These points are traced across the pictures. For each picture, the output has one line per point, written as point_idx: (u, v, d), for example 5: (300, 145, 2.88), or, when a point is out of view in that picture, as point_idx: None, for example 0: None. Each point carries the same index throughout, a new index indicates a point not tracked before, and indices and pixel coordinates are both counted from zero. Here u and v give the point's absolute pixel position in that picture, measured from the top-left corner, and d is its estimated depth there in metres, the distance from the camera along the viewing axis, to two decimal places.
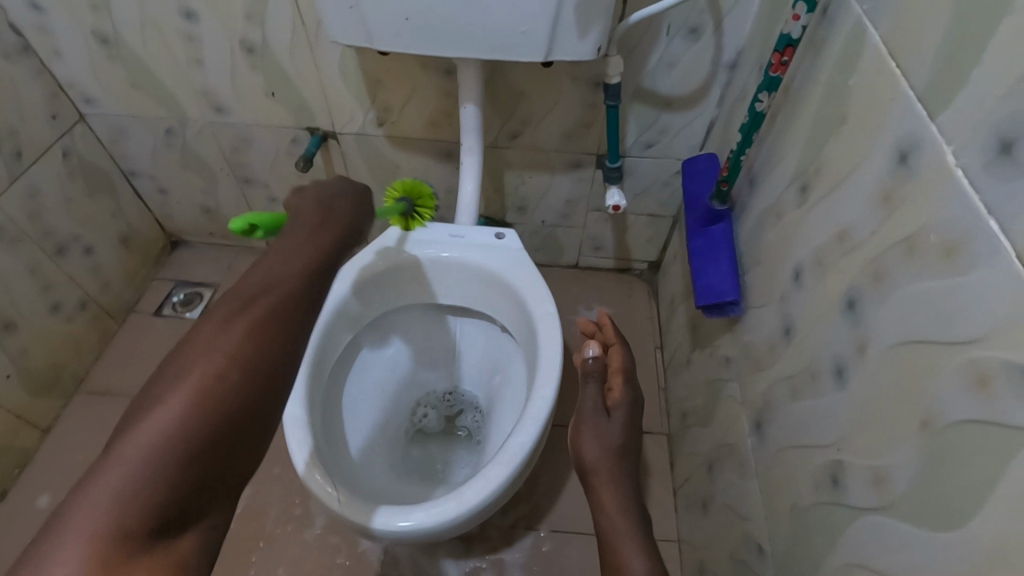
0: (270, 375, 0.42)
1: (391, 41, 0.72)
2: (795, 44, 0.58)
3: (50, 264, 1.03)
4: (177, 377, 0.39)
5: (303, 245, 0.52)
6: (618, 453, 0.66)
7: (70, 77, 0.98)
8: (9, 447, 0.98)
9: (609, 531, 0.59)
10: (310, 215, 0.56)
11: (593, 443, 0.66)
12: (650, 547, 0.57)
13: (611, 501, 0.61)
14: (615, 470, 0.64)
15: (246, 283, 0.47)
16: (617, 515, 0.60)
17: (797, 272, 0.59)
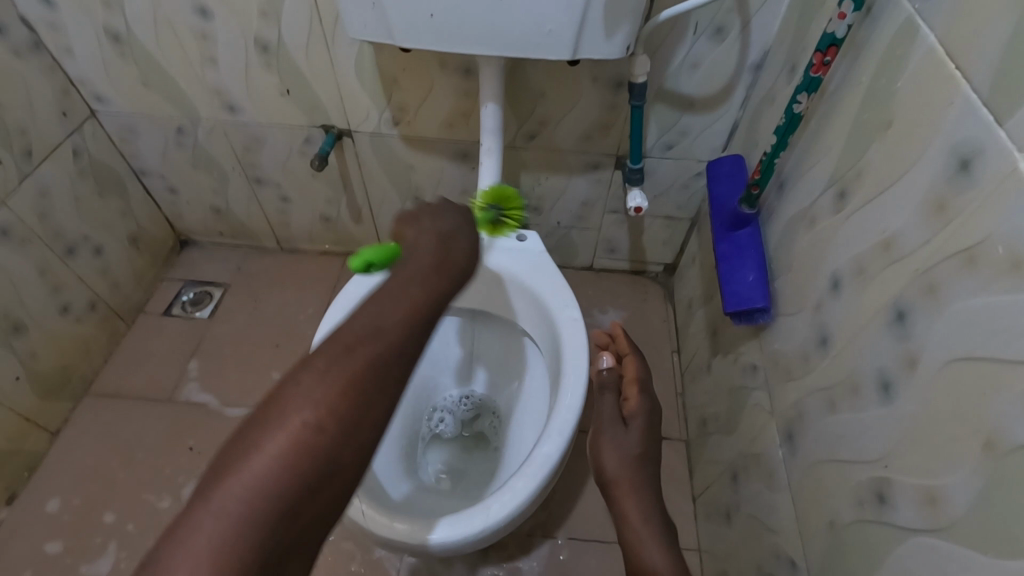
0: (356, 436, 0.44)
1: (413, 37, 0.70)
2: (838, 44, 0.56)
3: (60, 264, 1.02)
4: (280, 416, 0.42)
5: (421, 285, 0.53)
6: (638, 462, 0.65)
7: (80, 74, 0.96)
8: (17, 451, 0.96)
9: (633, 542, 0.58)
10: (436, 252, 0.58)
11: (611, 452, 0.65)
12: (678, 558, 0.56)
13: (634, 511, 0.61)
14: (635, 479, 0.63)
15: (362, 320, 0.48)
16: (641, 526, 0.59)
17: (835, 280, 0.57)
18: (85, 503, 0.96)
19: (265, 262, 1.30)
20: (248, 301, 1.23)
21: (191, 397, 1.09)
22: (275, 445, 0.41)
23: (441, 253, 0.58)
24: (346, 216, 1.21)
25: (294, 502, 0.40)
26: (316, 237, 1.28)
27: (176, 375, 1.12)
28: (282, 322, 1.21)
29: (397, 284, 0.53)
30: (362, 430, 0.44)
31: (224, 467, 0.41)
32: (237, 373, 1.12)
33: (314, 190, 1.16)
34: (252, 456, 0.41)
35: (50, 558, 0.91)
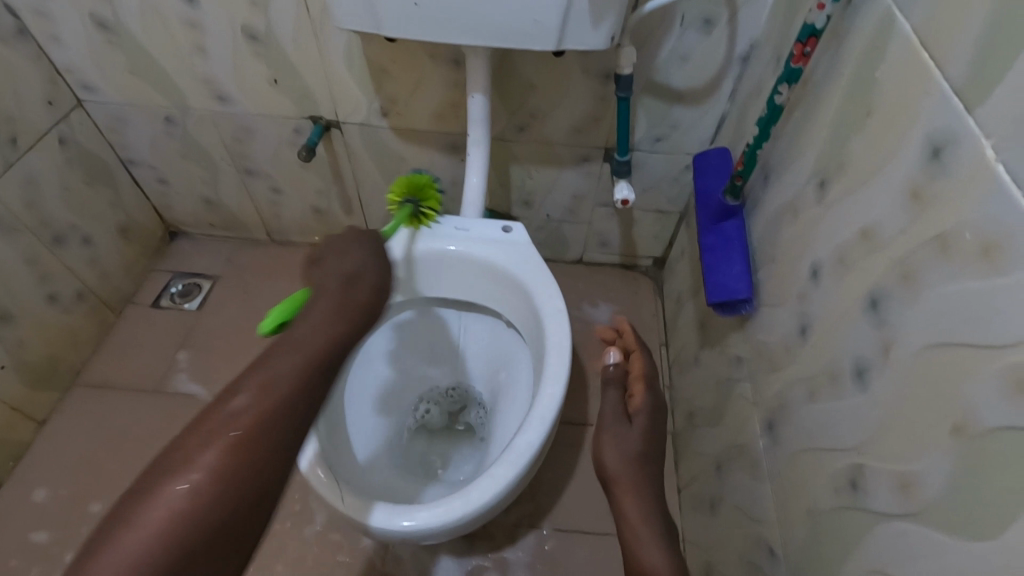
0: (253, 486, 0.47)
1: (399, 26, 0.70)
2: (818, 35, 0.56)
3: (47, 253, 1.01)
4: (172, 475, 0.45)
5: (319, 336, 0.58)
6: (640, 458, 0.65)
7: (67, 62, 0.96)
8: (4, 440, 0.96)
9: (630, 539, 0.57)
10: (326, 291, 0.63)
11: (612, 449, 0.65)
12: (676, 555, 0.56)
13: (634, 509, 0.60)
14: (636, 476, 0.63)
15: (261, 372, 0.53)
16: (640, 523, 0.59)
17: (816, 270, 0.58)
18: (72, 493, 0.96)
19: (256, 254, 1.30)
20: (239, 293, 1.23)
21: (180, 388, 1.09)
22: (165, 507, 0.43)
23: (343, 299, 0.63)
24: (336, 207, 1.21)
25: (191, 554, 0.43)
26: (307, 229, 1.28)
27: (165, 366, 1.12)
28: (272, 313, 1.21)
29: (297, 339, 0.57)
30: (254, 481, 0.47)
31: (117, 525, 0.42)
32: (227, 365, 1.12)
33: (305, 182, 1.16)
34: (151, 507, 0.43)
35: (36, 547, 0.91)
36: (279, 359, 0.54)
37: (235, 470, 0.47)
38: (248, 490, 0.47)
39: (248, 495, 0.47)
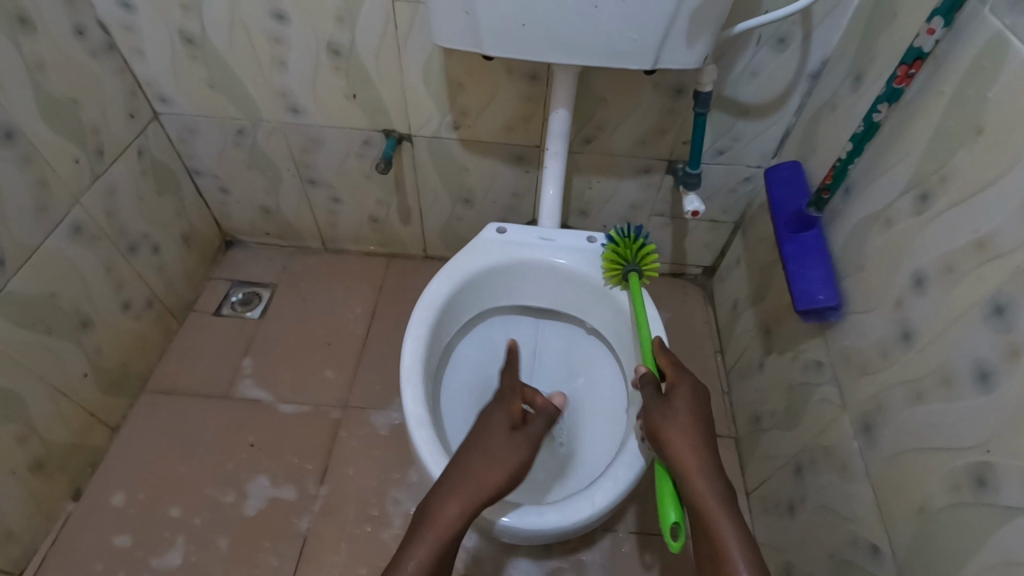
0: None
1: (501, 46, 0.73)
2: (924, 57, 0.59)
3: (123, 261, 1.03)
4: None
5: (486, 464, 0.60)
6: (711, 448, 0.59)
7: (148, 75, 0.99)
8: (82, 445, 0.97)
9: (721, 536, 0.53)
10: (497, 469, 0.59)
11: (681, 436, 0.59)
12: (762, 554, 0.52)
13: (711, 499, 0.55)
14: (707, 465, 0.57)
15: (443, 504, 0.57)
16: (720, 517, 0.54)
17: (919, 278, 0.61)
18: (151, 497, 0.97)
19: (311, 262, 1.32)
20: (297, 301, 1.25)
21: (246, 394, 1.10)
22: None
23: (500, 449, 0.61)
24: (394, 217, 1.24)
25: None
26: (362, 238, 1.30)
27: (230, 372, 1.13)
28: (331, 320, 1.22)
29: (443, 515, 0.56)
30: None
31: None
32: (291, 371, 1.14)
33: (367, 192, 1.18)
34: None
35: (119, 551, 0.92)
36: (452, 491, 0.58)
37: None
38: None
39: None
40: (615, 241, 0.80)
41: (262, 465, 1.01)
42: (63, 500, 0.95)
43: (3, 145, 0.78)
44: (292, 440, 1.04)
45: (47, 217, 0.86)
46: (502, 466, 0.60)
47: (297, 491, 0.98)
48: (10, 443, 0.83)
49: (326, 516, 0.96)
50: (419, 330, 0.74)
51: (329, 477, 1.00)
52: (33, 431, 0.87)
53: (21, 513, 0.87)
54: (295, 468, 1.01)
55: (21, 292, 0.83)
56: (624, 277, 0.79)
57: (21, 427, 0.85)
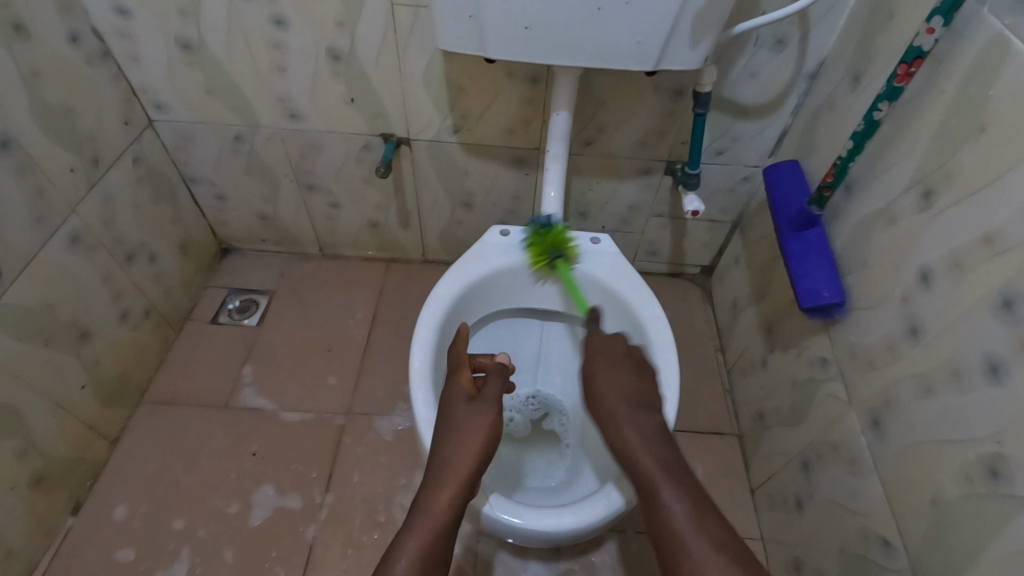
0: None
1: (504, 49, 0.74)
2: (924, 56, 0.59)
3: (121, 271, 1.01)
4: None
5: (459, 441, 0.60)
6: (637, 397, 0.62)
7: (144, 82, 0.97)
8: (82, 459, 0.96)
9: (642, 466, 0.56)
10: (473, 444, 0.59)
11: (607, 387, 0.63)
12: (689, 483, 0.54)
13: (635, 437, 0.58)
14: (632, 409, 0.61)
15: (431, 495, 0.57)
16: (645, 451, 0.57)
17: (924, 274, 0.62)
18: (153, 510, 0.96)
19: (309, 268, 1.31)
20: (296, 308, 1.24)
21: (247, 403, 1.09)
22: None
23: (472, 427, 0.61)
24: (393, 221, 1.23)
25: None
26: (361, 243, 1.29)
27: (231, 381, 1.12)
28: (331, 326, 1.21)
29: (433, 508, 0.56)
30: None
31: None
32: (292, 378, 1.13)
33: (365, 197, 1.18)
34: None
35: (122, 566, 0.90)
36: (436, 481, 0.57)
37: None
38: None
39: None
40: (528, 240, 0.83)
41: (266, 474, 1.00)
42: (62, 515, 0.93)
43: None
44: (296, 448, 1.03)
45: (44, 226, 0.85)
46: (476, 439, 0.60)
47: (302, 500, 0.97)
48: (9, 458, 0.82)
49: (332, 524, 0.95)
50: (427, 334, 0.74)
51: (334, 484, 0.99)
52: (32, 446, 0.86)
53: (21, 529, 0.85)
54: (300, 476, 1.00)
55: (19, 304, 0.81)
56: (552, 264, 0.83)
57: (20, 442, 0.83)
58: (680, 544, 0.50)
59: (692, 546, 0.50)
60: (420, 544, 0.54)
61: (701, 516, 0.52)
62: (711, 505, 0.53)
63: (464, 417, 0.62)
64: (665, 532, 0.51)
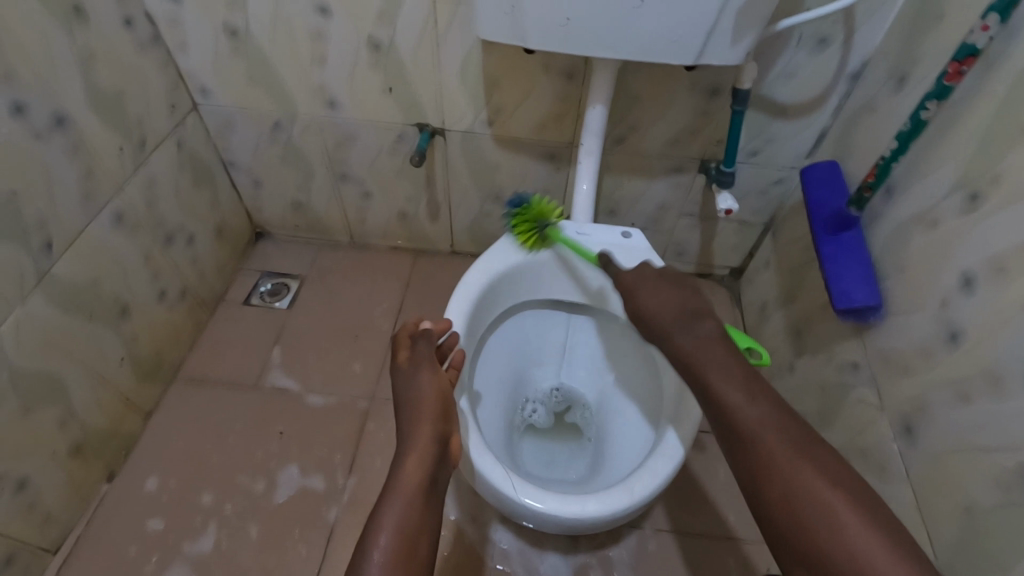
0: (419, 549, 0.52)
1: (544, 41, 0.74)
2: (977, 55, 0.58)
3: (160, 250, 1.04)
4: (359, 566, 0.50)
5: (414, 411, 0.61)
6: (687, 306, 0.63)
7: (190, 68, 1.01)
8: (117, 431, 0.99)
9: (692, 361, 0.57)
10: (427, 409, 0.60)
11: (655, 304, 0.64)
12: (741, 372, 0.55)
13: (687, 339, 0.59)
14: (682, 320, 0.61)
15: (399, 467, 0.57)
16: (696, 351, 0.57)
17: (967, 278, 0.61)
18: (183, 483, 0.99)
19: (338, 256, 1.34)
20: (325, 294, 1.26)
21: (275, 384, 1.11)
22: None
23: (424, 395, 0.62)
24: (423, 213, 1.25)
25: None
26: (390, 233, 1.31)
27: (259, 363, 1.15)
28: (358, 313, 1.23)
29: (405, 478, 0.56)
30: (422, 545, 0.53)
31: None
32: (320, 363, 1.15)
33: (397, 187, 1.19)
34: None
35: (152, 535, 0.93)
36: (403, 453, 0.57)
37: (404, 550, 0.51)
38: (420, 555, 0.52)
39: (422, 557, 0.52)
40: (515, 223, 0.83)
41: (291, 455, 1.02)
42: (97, 483, 0.96)
43: (54, 133, 0.80)
44: (320, 431, 1.05)
45: (91, 204, 0.88)
46: (430, 405, 0.61)
47: (325, 482, 0.99)
48: (52, 425, 0.85)
49: (355, 506, 0.97)
50: (458, 319, 0.75)
51: (358, 468, 1.01)
52: (72, 415, 0.89)
53: (59, 495, 0.89)
54: (324, 458, 1.02)
55: (67, 277, 0.85)
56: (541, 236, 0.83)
57: (61, 410, 0.87)
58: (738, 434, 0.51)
59: (749, 431, 0.51)
60: (394, 512, 0.53)
61: (760, 400, 0.52)
62: (769, 387, 0.54)
63: (417, 387, 0.63)
64: (723, 416, 0.53)
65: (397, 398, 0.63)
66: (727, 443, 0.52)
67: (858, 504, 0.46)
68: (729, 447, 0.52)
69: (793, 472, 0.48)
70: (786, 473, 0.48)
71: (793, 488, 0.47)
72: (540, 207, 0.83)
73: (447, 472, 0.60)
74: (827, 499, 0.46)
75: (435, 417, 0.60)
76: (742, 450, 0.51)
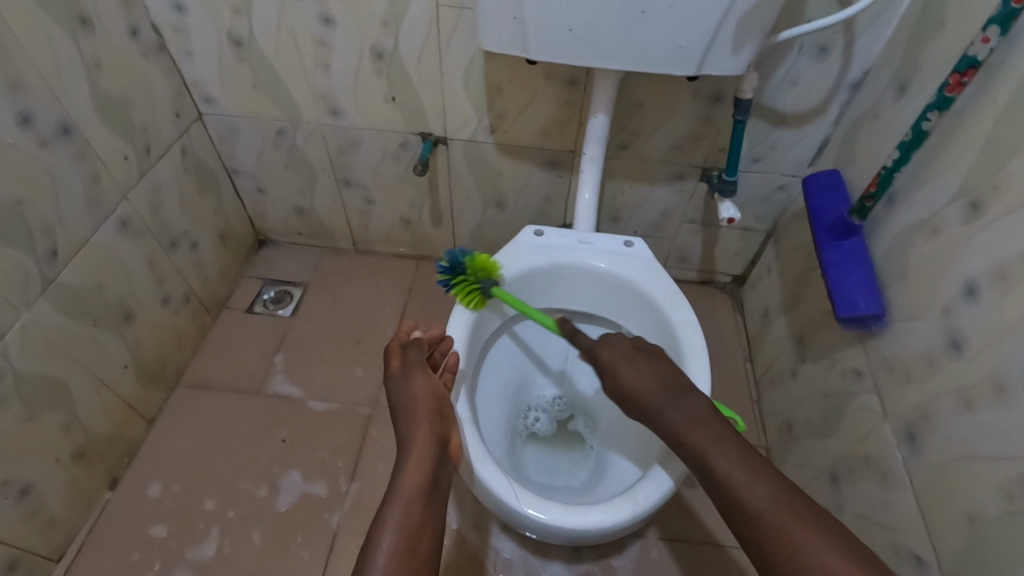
0: (423, 548, 0.52)
1: (547, 50, 0.74)
2: (978, 66, 0.58)
3: (165, 257, 1.05)
4: (363, 568, 0.50)
5: (412, 414, 0.61)
6: (670, 382, 0.60)
7: (195, 76, 1.01)
8: (121, 436, 0.99)
9: (687, 438, 0.56)
10: (423, 410, 0.61)
11: (640, 381, 0.61)
12: (741, 450, 0.54)
13: (682, 423, 0.57)
14: (670, 396, 0.59)
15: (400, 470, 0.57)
16: (693, 429, 0.56)
17: (969, 287, 0.61)
18: (186, 489, 0.99)
19: (341, 262, 1.34)
20: (328, 300, 1.27)
21: (278, 390, 1.12)
22: None
23: (420, 398, 0.62)
24: (426, 219, 1.25)
25: None
26: (393, 239, 1.31)
27: (263, 368, 1.15)
28: (360, 319, 1.24)
29: (406, 479, 0.56)
30: (427, 545, 0.53)
31: None
32: (322, 369, 1.15)
33: (400, 194, 1.20)
34: None
35: (155, 541, 0.93)
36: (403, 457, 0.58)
37: (409, 551, 0.51)
38: (425, 555, 0.52)
39: (428, 557, 0.52)
40: (452, 284, 0.77)
41: (294, 461, 1.03)
42: (101, 488, 0.97)
43: (61, 140, 0.80)
44: (323, 437, 1.05)
45: (97, 211, 0.88)
46: (427, 408, 0.62)
47: (328, 488, 0.99)
48: (55, 431, 0.85)
49: (357, 512, 0.97)
50: (459, 327, 0.76)
51: (360, 474, 1.01)
52: (76, 420, 0.89)
53: (62, 500, 0.89)
54: (327, 464, 1.02)
55: (73, 283, 0.85)
56: (483, 296, 0.78)
57: (66, 416, 0.87)
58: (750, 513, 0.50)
59: (759, 507, 0.50)
60: (399, 513, 0.53)
61: (767, 479, 0.51)
62: (768, 464, 0.53)
63: (413, 390, 0.63)
64: (729, 496, 0.51)
65: (392, 404, 0.64)
66: (740, 527, 0.50)
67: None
68: (738, 524, 0.51)
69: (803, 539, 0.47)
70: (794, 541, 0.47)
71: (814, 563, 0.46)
72: (474, 263, 0.77)
73: (447, 471, 0.61)
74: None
75: (433, 419, 0.61)
76: (760, 534, 0.49)
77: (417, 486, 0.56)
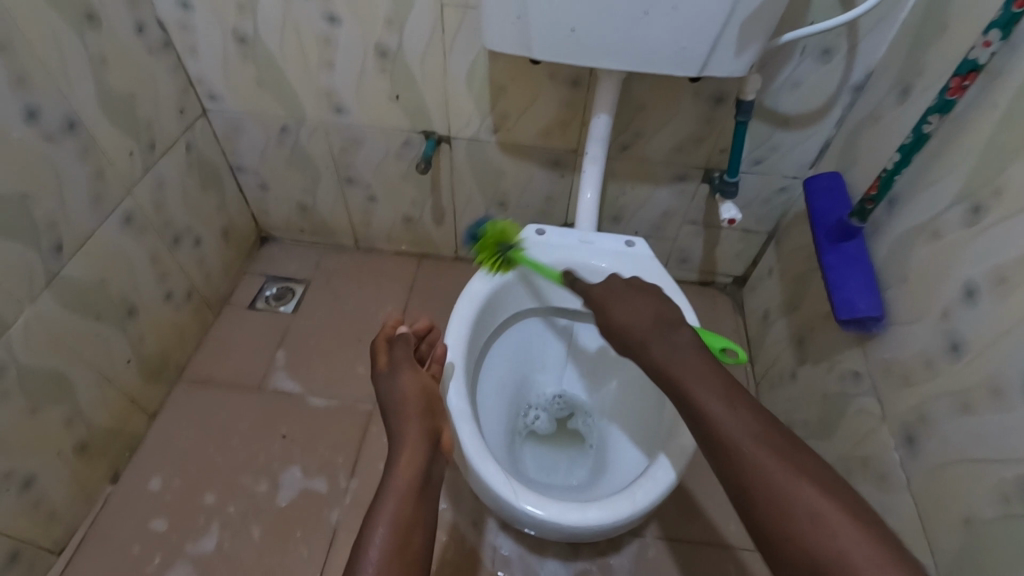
0: (415, 544, 0.53)
1: (550, 50, 0.75)
2: (979, 70, 0.58)
3: (167, 252, 1.05)
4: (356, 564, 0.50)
5: (401, 411, 0.62)
6: (659, 317, 0.62)
7: (200, 73, 1.02)
8: (122, 431, 1.00)
9: (675, 376, 0.56)
10: (413, 407, 0.62)
11: (629, 317, 0.63)
12: (726, 386, 0.53)
13: (666, 356, 0.58)
14: (659, 330, 0.60)
15: (392, 466, 0.57)
16: (676, 363, 0.56)
17: (968, 289, 0.61)
18: (187, 484, 0.99)
19: (343, 260, 1.34)
20: (330, 297, 1.27)
21: (279, 386, 1.12)
22: None
23: (410, 394, 0.63)
24: (428, 217, 1.25)
25: None
26: (395, 237, 1.32)
27: (264, 365, 1.15)
28: (361, 316, 1.24)
29: (398, 476, 0.56)
30: (419, 539, 0.53)
31: None
32: (323, 365, 1.16)
33: (402, 192, 1.20)
34: None
35: (155, 535, 0.94)
36: (394, 453, 0.58)
37: (401, 546, 0.52)
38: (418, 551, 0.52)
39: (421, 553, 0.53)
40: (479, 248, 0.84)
41: (294, 456, 1.03)
42: (101, 482, 0.97)
43: (66, 136, 0.81)
44: (323, 433, 1.06)
45: (101, 206, 0.89)
46: (416, 405, 0.62)
47: (327, 484, 1.00)
48: (57, 425, 0.86)
49: (356, 509, 0.97)
50: (460, 325, 0.76)
51: (359, 471, 1.01)
52: (78, 414, 0.90)
53: (64, 494, 0.90)
54: (327, 460, 1.03)
55: (77, 278, 0.86)
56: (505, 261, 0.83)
57: (68, 410, 0.88)
58: (727, 447, 0.50)
59: (743, 446, 0.49)
60: (390, 508, 0.54)
61: (749, 416, 0.51)
62: (754, 403, 0.52)
63: (403, 387, 0.64)
64: (709, 432, 0.51)
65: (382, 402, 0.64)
66: (717, 460, 0.50)
67: (860, 516, 0.44)
68: (718, 465, 0.50)
69: (787, 480, 0.47)
70: (769, 477, 0.47)
71: (795, 499, 0.46)
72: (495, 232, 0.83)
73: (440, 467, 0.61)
74: (821, 504, 0.45)
75: (421, 414, 0.62)
76: (737, 469, 0.49)
77: (407, 482, 0.56)
